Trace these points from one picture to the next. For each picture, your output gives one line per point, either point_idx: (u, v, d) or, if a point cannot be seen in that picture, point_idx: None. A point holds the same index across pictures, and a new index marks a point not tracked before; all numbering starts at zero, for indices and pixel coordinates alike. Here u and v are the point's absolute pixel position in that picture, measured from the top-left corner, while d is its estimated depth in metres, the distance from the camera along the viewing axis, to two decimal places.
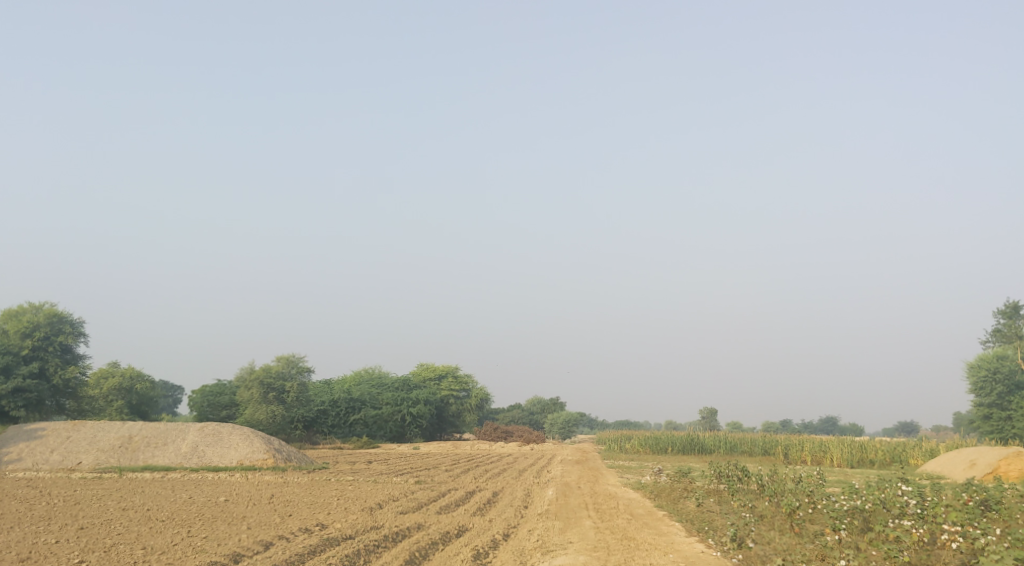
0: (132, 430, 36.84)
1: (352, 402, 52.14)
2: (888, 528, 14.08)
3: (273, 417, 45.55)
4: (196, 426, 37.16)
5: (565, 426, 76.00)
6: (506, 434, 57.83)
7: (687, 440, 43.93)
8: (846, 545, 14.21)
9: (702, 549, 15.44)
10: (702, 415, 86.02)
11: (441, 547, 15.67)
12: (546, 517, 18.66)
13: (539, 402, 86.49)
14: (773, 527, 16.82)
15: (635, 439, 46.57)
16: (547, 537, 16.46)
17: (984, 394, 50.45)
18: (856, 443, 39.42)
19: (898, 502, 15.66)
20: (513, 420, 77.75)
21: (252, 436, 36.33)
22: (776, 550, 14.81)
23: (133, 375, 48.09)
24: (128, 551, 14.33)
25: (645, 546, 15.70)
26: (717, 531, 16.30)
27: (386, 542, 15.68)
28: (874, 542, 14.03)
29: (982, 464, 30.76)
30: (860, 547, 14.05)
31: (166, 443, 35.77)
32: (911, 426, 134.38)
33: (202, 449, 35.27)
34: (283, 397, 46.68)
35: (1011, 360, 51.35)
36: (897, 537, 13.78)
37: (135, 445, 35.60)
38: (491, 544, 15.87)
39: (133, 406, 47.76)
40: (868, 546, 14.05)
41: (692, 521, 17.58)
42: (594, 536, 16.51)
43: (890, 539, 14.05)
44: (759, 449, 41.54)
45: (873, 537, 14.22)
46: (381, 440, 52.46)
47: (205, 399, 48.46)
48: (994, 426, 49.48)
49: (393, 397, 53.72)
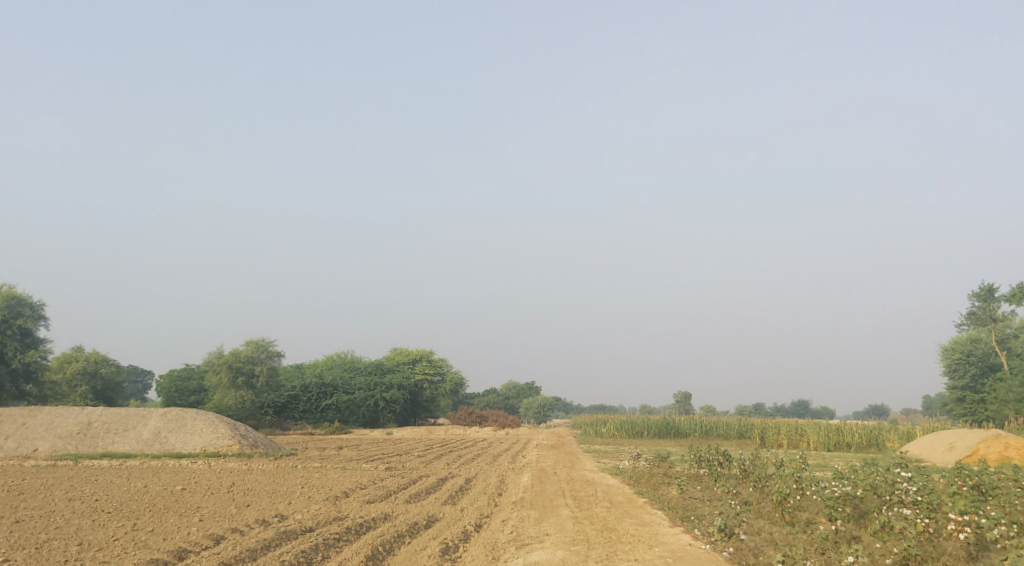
0: (92, 416, 35.40)
1: (324, 387, 50.71)
2: (889, 519, 13.09)
3: (242, 403, 44.31)
4: (159, 411, 35.80)
5: (540, 410, 75.17)
6: (481, 418, 56.83)
7: (663, 424, 43.07)
8: (846, 538, 13.24)
9: (689, 541, 14.41)
10: (676, 398, 85.75)
11: (407, 540, 14.55)
12: (521, 506, 17.66)
13: (514, 386, 85.83)
14: (762, 516, 15.79)
15: (611, 423, 45.70)
16: (521, 529, 15.39)
17: (957, 377, 50.08)
18: (832, 426, 38.77)
19: (895, 492, 14.78)
20: (487, 404, 76.94)
21: (217, 421, 34.98)
22: (770, 542, 13.84)
23: (97, 359, 46.52)
24: (61, 548, 13.10)
25: (627, 539, 14.65)
26: (703, 520, 15.29)
27: (348, 535, 14.53)
28: (875, 533, 13.05)
29: (962, 447, 29.97)
30: (865, 542, 13.11)
31: (127, 429, 34.37)
32: (882, 409, 135.34)
33: (164, 435, 34.00)
34: (253, 381, 45.25)
35: (985, 343, 50.98)
36: (901, 528, 12.81)
37: (94, 432, 34.22)
38: (461, 537, 14.78)
39: (98, 392, 46.17)
40: (871, 537, 13.09)
41: (675, 509, 16.62)
42: (573, 527, 15.44)
43: (891, 530, 13.07)
44: (735, 433, 40.81)
45: (874, 528, 13.26)
46: (354, 425, 51.01)
47: (173, 384, 47.09)
48: (967, 408, 49.01)
49: (365, 383, 52.47)
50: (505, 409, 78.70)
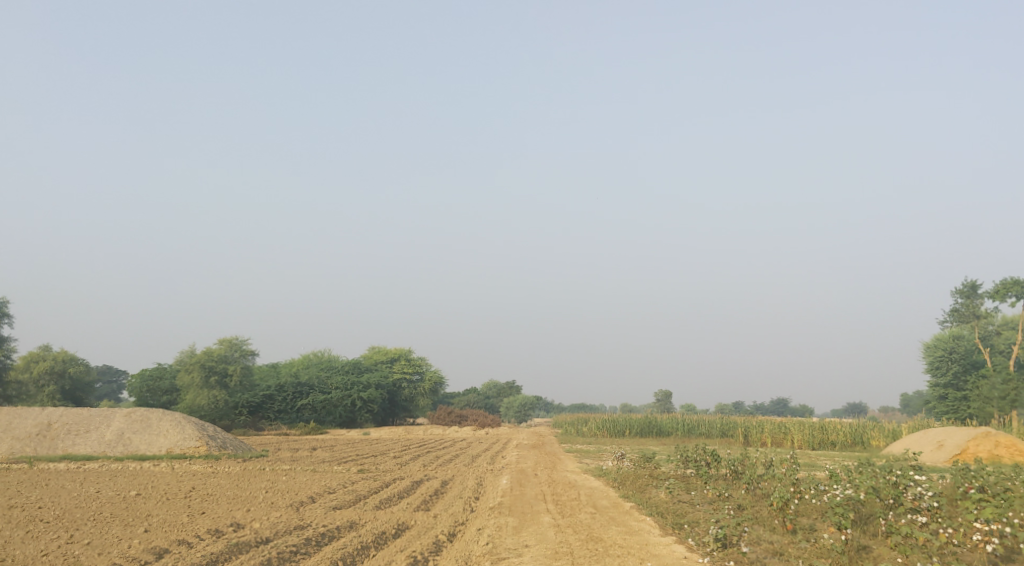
0: (52, 417, 33.71)
1: (300, 387, 49.25)
2: (909, 527, 11.96)
3: (215, 403, 42.68)
4: (123, 411, 34.16)
5: (521, 410, 73.98)
6: (461, 418, 55.49)
7: (645, 423, 41.89)
8: (862, 558, 12.12)
9: (683, 553, 13.16)
10: (656, 396, 84.80)
11: (371, 553, 13.24)
12: (498, 512, 16.40)
13: (494, 385, 84.31)
14: (760, 522, 14.55)
15: (592, 422, 44.50)
16: (498, 539, 14.10)
17: (940, 374, 49.32)
18: (817, 423, 37.83)
19: (907, 499, 13.69)
20: (467, 403, 75.52)
21: (184, 421, 33.36)
22: (774, 554, 12.74)
23: (66, 358, 44.71)
24: None
25: (615, 551, 13.38)
26: (697, 528, 14.08)
27: (306, 547, 13.21)
28: (897, 545, 11.87)
29: (950, 446, 28.75)
30: (885, 556, 12.05)
31: (89, 430, 32.72)
32: (861, 408, 135.06)
33: (128, 437, 32.36)
34: (226, 381, 43.65)
35: (968, 339, 50.15)
36: (926, 540, 11.70)
37: (53, 433, 32.59)
38: (431, 549, 13.46)
39: (66, 392, 44.42)
40: (894, 553, 11.96)
41: (664, 515, 15.36)
42: (554, 538, 14.17)
43: (912, 539, 11.98)
44: (718, 432, 39.67)
45: (897, 541, 12.15)
46: (331, 426, 49.40)
47: (145, 384, 45.40)
48: (950, 406, 48.16)
49: (342, 381, 50.89)
50: (485, 408, 77.37)
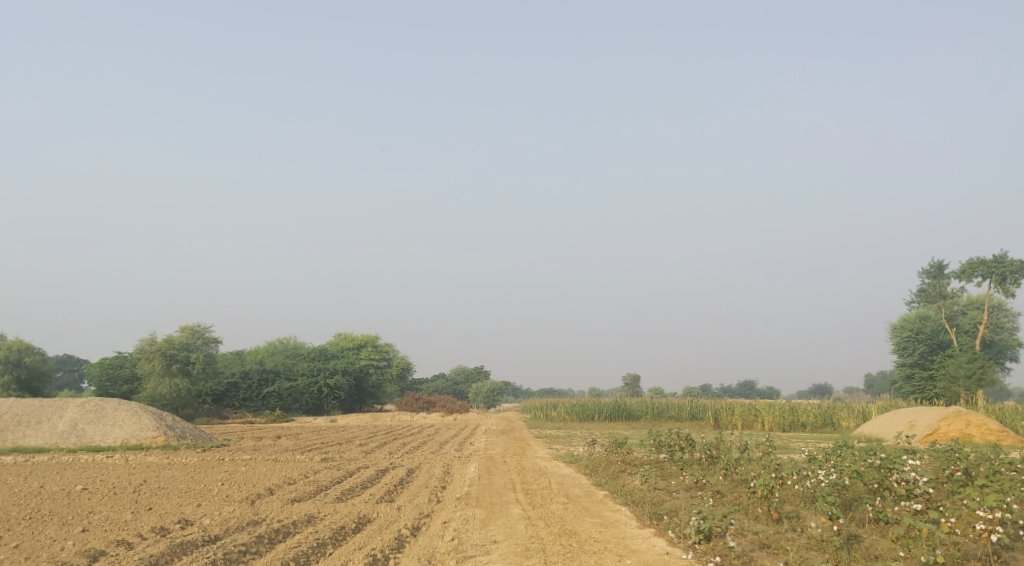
0: (3, 409, 32.27)
1: (264, 374, 48.03)
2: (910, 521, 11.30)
3: (177, 391, 41.31)
4: (77, 401, 32.75)
5: (490, 396, 73.23)
6: (428, 404, 54.45)
7: (614, 407, 41.25)
8: (859, 554, 11.42)
9: (664, 548, 12.34)
10: (625, 381, 84.50)
11: (328, 551, 12.32)
12: (465, 503, 15.52)
13: (463, 371, 83.48)
14: (743, 510, 13.74)
15: (561, 406, 43.72)
16: (464, 534, 13.21)
17: (906, 354, 49.16)
18: (786, 405, 37.40)
19: (901, 484, 12.98)
20: (436, 390, 74.62)
21: (141, 412, 32.00)
22: (760, 547, 12.02)
23: (21, 347, 43.07)
24: None
25: (591, 547, 12.51)
26: (678, 518, 13.29)
27: (258, 546, 12.26)
28: (898, 539, 11.20)
29: (922, 425, 28.14)
30: (884, 551, 11.38)
31: (40, 422, 31.33)
32: (825, 388, 136.05)
33: (81, 428, 30.97)
34: (189, 368, 42.25)
35: (935, 319, 49.92)
36: (927, 531, 11.02)
37: (3, 425, 31.18)
38: (393, 546, 12.55)
39: (22, 382, 42.85)
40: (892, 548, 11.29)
41: (641, 504, 14.56)
42: (525, 532, 13.28)
43: (913, 532, 11.30)
44: (687, 414, 39.03)
45: (898, 534, 11.46)
46: (297, 413, 48.23)
47: (103, 373, 43.93)
48: (916, 386, 47.91)
49: (308, 368, 49.71)
50: (455, 394, 76.47)
